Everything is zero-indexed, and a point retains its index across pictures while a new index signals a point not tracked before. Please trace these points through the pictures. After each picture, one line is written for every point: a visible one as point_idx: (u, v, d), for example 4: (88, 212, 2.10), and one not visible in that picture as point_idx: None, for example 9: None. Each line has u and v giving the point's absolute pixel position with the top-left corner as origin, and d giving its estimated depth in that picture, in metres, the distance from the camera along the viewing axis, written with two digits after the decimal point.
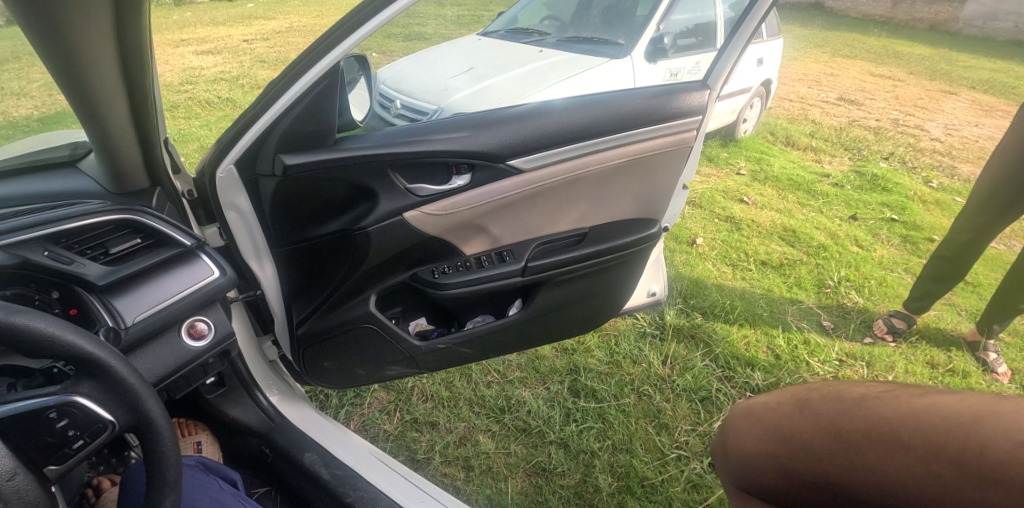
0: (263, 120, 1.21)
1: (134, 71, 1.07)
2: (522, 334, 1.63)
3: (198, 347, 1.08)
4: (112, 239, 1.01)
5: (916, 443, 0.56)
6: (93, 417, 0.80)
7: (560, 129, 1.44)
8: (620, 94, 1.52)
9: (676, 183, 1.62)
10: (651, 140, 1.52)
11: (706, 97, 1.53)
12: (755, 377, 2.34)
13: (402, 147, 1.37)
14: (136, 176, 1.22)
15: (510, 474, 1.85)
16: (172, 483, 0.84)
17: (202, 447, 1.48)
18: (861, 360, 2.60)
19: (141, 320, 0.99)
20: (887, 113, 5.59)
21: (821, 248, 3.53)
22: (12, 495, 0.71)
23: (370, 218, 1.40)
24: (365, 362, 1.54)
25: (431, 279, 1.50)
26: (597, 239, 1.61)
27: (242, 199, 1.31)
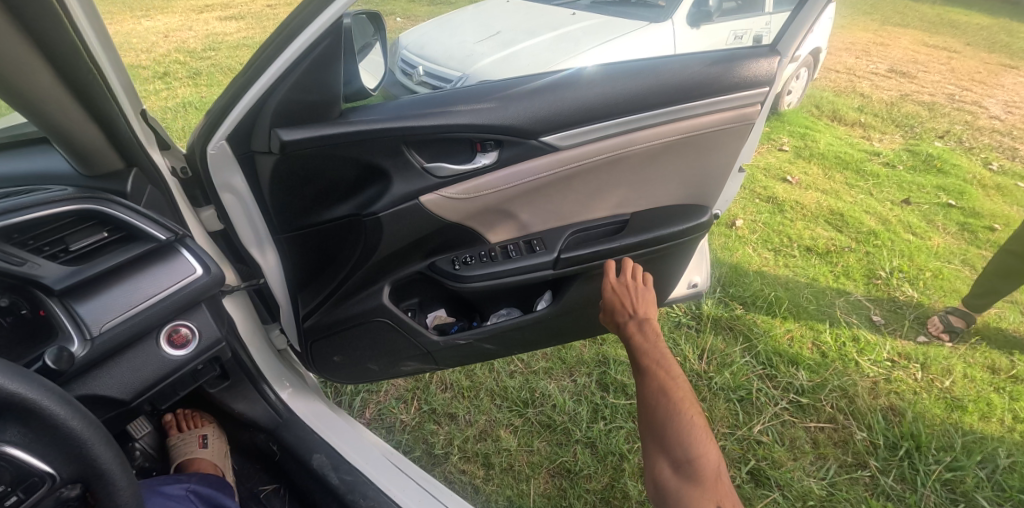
0: (255, 88, 1.06)
1: (42, 28, 0.82)
2: (550, 330, 1.48)
3: (179, 356, 0.97)
4: (72, 234, 0.88)
5: (671, 381, 1.08)
6: (27, 470, 0.67)
7: (601, 102, 1.24)
8: (672, 60, 1.31)
9: (732, 165, 1.43)
10: (708, 115, 1.31)
11: (775, 65, 1.30)
12: (799, 377, 2.15)
13: (418, 120, 1.19)
14: (105, 155, 1.01)
15: (532, 474, 1.73)
16: None
17: (207, 442, 1.40)
18: (915, 362, 2.39)
19: (110, 329, 0.87)
20: (941, 87, 5.18)
21: (871, 234, 3.26)
22: None
23: (383, 201, 1.26)
24: (378, 357, 1.42)
25: (451, 269, 1.36)
26: (640, 230, 1.42)
27: (237, 178, 1.17)
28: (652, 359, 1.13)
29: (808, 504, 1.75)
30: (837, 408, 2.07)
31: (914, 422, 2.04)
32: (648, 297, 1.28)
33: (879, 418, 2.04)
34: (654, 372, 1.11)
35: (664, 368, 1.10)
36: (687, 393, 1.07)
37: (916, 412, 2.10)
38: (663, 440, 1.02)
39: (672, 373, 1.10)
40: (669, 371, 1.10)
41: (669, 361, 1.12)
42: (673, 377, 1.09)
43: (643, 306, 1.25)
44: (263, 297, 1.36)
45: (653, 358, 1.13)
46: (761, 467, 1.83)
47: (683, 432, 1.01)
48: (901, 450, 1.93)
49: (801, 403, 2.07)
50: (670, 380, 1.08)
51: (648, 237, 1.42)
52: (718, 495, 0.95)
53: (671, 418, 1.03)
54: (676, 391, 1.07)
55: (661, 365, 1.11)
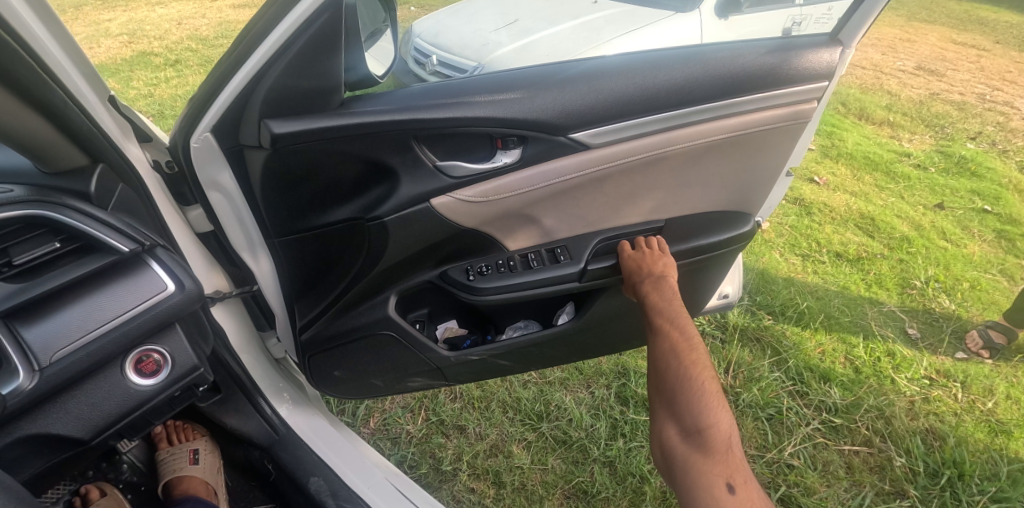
0: (242, 72, 0.95)
1: None
2: (571, 347, 1.36)
3: (147, 386, 0.88)
4: (17, 245, 0.74)
5: (689, 344, 1.05)
6: None
7: (640, 94, 1.11)
8: (718, 48, 1.17)
9: (779, 169, 1.30)
10: (758, 112, 1.18)
11: (836, 57, 1.15)
12: (832, 395, 2.01)
13: (430, 111, 1.07)
14: (61, 149, 0.82)
15: (546, 495, 1.61)
16: None
17: (199, 457, 1.30)
18: (954, 380, 2.24)
19: (62, 358, 0.77)
20: (972, 86, 4.90)
21: (905, 240, 3.09)
22: None
23: (389, 204, 1.16)
24: (382, 372, 1.34)
25: (465, 280, 1.27)
26: (675, 240, 1.30)
27: (225, 175, 1.07)
28: (671, 326, 1.10)
29: None
30: (873, 430, 1.93)
31: (957, 447, 1.89)
32: (669, 265, 1.23)
33: (918, 442, 1.90)
34: (671, 338, 1.07)
35: (682, 332, 1.08)
36: (705, 362, 1.02)
37: (958, 437, 1.95)
38: (675, 400, 0.98)
39: (691, 336, 1.07)
40: (687, 336, 1.07)
41: (688, 325, 1.09)
42: (691, 341, 1.06)
43: (664, 273, 1.21)
44: (261, 304, 1.27)
45: (672, 321, 1.11)
46: (792, 495, 1.72)
47: (699, 391, 0.97)
48: (943, 479, 1.79)
49: (835, 424, 1.93)
50: (688, 343, 1.06)
51: (684, 248, 1.30)
52: (729, 470, 0.87)
53: (684, 385, 0.99)
54: (694, 354, 1.04)
55: (679, 329, 1.09)
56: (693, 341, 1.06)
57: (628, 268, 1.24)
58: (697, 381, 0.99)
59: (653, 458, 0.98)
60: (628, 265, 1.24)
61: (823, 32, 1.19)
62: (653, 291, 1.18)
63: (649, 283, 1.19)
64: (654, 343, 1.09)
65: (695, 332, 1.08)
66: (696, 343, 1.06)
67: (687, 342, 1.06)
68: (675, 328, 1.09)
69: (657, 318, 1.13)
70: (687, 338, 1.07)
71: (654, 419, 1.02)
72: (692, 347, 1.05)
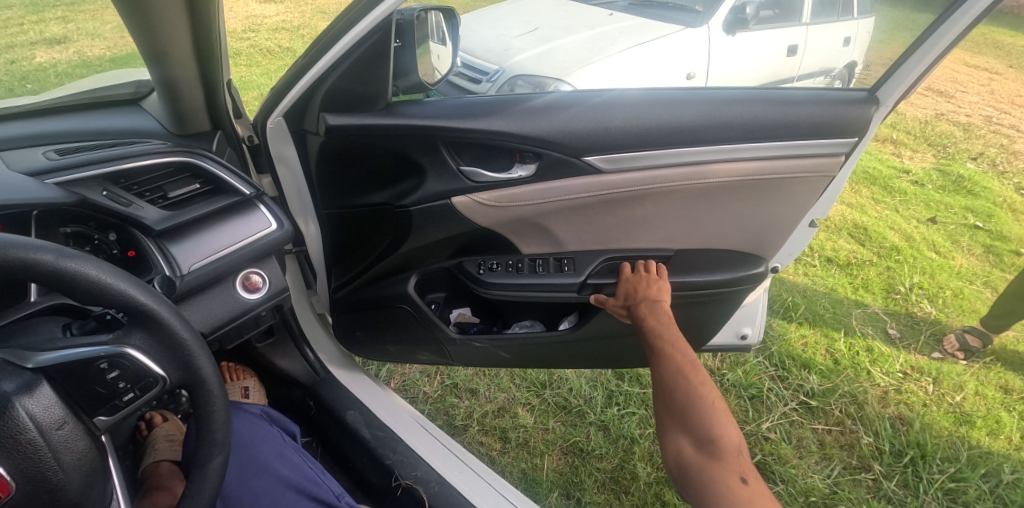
0: (306, 78, 1.18)
1: (200, 11, 1.06)
2: (568, 352, 1.57)
3: (252, 299, 1.07)
4: (170, 183, 1.00)
5: (687, 359, 1.12)
6: (144, 372, 0.66)
7: (645, 128, 1.31)
8: (734, 95, 1.35)
9: (802, 217, 1.45)
10: (782, 161, 1.36)
11: (869, 112, 1.31)
12: (810, 381, 2.22)
13: (465, 122, 1.29)
14: (197, 117, 1.21)
15: (546, 450, 1.82)
16: (222, 444, 0.72)
17: (249, 393, 1.52)
18: (927, 376, 2.41)
19: (197, 269, 0.97)
20: (987, 105, 4.27)
21: (894, 250, 3.25)
22: (61, 447, 0.62)
23: (415, 196, 1.38)
24: (397, 341, 1.56)
25: (476, 273, 1.49)
26: (679, 269, 1.48)
27: (289, 151, 1.31)
28: (667, 345, 1.18)
29: (810, 500, 1.83)
30: (845, 412, 2.12)
31: (921, 432, 2.08)
32: (663, 289, 1.39)
33: (886, 425, 2.09)
34: (669, 354, 1.15)
35: (680, 350, 1.15)
36: (701, 372, 1.09)
37: (924, 423, 2.13)
38: (680, 408, 1.02)
39: (688, 352, 1.14)
40: (685, 352, 1.14)
41: (684, 344, 1.17)
42: (687, 355, 1.13)
43: (658, 300, 1.36)
44: (309, 265, 1.52)
45: (669, 342, 1.19)
46: (767, 462, 1.92)
47: (700, 397, 1.02)
48: (907, 458, 1.98)
49: (811, 406, 2.14)
50: (686, 357, 1.13)
51: (687, 276, 1.48)
52: (739, 465, 0.92)
53: (687, 392, 1.04)
54: (693, 366, 1.10)
55: (677, 348, 1.17)
56: (691, 355, 1.14)
57: (627, 294, 1.41)
58: (693, 390, 1.05)
59: (664, 467, 1.00)
60: (628, 288, 1.42)
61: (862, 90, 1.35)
62: (652, 320, 1.28)
63: (646, 309, 1.33)
64: (653, 365, 1.16)
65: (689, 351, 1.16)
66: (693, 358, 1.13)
67: (685, 357, 1.13)
68: (674, 348, 1.17)
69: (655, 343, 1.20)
70: (685, 354, 1.14)
71: (661, 430, 1.05)
72: (690, 359, 1.12)
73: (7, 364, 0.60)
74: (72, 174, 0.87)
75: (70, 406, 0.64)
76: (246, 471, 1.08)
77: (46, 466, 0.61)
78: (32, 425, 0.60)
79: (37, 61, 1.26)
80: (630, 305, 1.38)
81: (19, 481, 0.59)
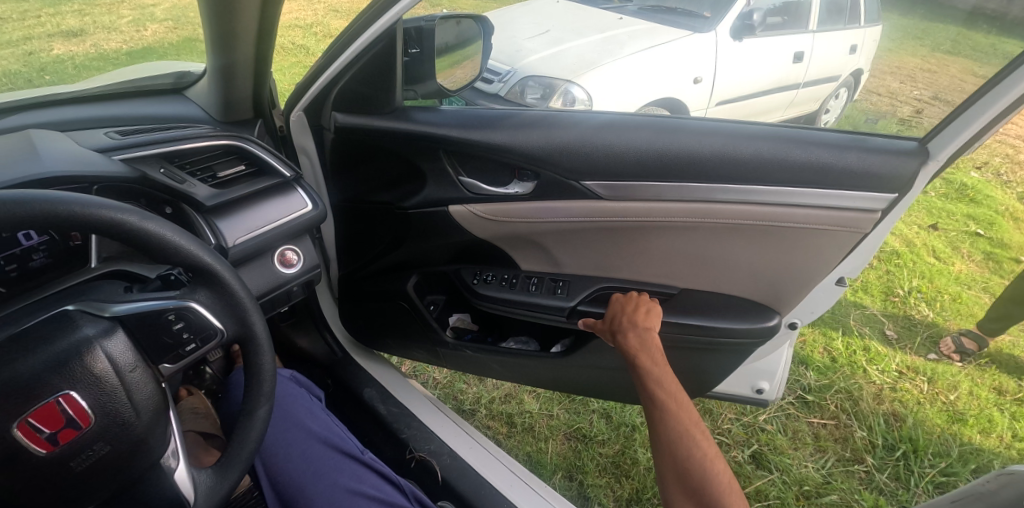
0: (323, 76, 1.34)
1: (268, 23, 1.20)
2: (563, 375, 1.59)
3: (287, 274, 1.23)
4: (219, 165, 1.15)
5: (686, 410, 1.00)
6: (205, 325, 0.83)
7: (641, 162, 1.34)
8: (753, 130, 1.31)
9: (828, 273, 1.33)
10: (805, 209, 1.27)
11: (914, 166, 1.18)
12: (807, 376, 2.31)
13: (466, 137, 1.41)
14: (242, 106, 1.34)
15: (551, 435, 1.89)
16: (268, 395, 0.89)
17: None
18: (922, 375, 2.45)
19: (241, 242, 1.11)
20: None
21: (894, 255, 3.26)
22: (134, 387, 0.81)
23: (416, 200, 1.51)
24: (395, 335, 1.69)
25: (471, 283, 1.59)
26: (682, 310, 1.43)
27: (309, 143, 1.47)
28: (662, 391, 1.05)
29: (802, 489, 1.91)
30: (840, 408, 2.20)
31: (914, 427, 2.14)
32: (654, 316, 1.33)
33: (880, 421, 2.16)
34: (668, 408, 1.00)
35: (675, 397, 1.02)
36: (707, 437, 0.96)
37: (916, 419, 2.19)
38: (684, 479, 0.91)
39: (686, 401, 1.02)
40: (682, 400, 1.01)
41: (680, 388, 1.05)
42: (686, 405, 1.01)
43: (648, 330, 1.27)
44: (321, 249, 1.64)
45: (662, 387, 1.06)
46: (763, 452, 2.01)
47: (706, 465, 0.91)
48: (899, 452, 2.04)
49: (807, 400, 2.22)
50: (684, 408, 1.00)
51: (688, 317, 1.43)
52: None
53: (691, 460, 0.92)
54: (693, 420, 0.98)
55: (672, 393, 1.03)
56: (689, 404, 1.01)
57: (618, 325, 1.32)
58: (702, 461, 0.92)
59: None
60: (618, 313, 1.36)
61: (911, 141, 1.22)
62: (644, 357, 1.16)
63: (635, 343, 1.23)
64: (648, 416, 1.03)
65: (686, 397, 1.03)
66: (690, 406, 1.01)
67: (681, 407, 1.00)
68: (669, 393, 1.03)
69: (648, 388, 1.07)
70: (681, 402, 1.01)
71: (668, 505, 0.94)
72: (689, 410, 1.00)
73: (89, 313, 0.78)
74: (136, 152, 1.02)
75: (141, 357, 0.81)
76: (281, 425, 1.16)
77: (122, 402, 0.79)
78: (113, 368, 0.78)
79: (54, 53, 1.27)
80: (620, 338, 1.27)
81: (98, 414, 0.77)
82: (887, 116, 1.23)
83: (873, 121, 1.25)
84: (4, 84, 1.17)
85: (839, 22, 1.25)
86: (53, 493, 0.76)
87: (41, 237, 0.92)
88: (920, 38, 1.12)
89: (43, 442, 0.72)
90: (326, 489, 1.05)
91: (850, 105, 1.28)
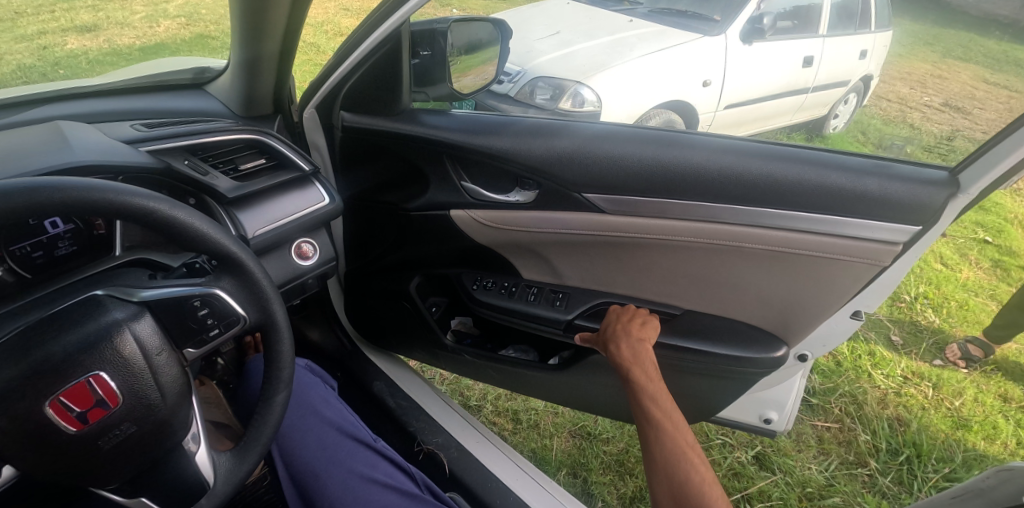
0: (330, 79, 1.41)
1: (295, 23, 1.27)
2: (560, 389, 1.60)
3: (304, 265, 1.29)
4: (240, 158, 1.20)
5: (682, 433, 0.99)
6: (228, 311, 0.88)
7: (642, 179, 1.36)
8: (771, 151, 1.31)
9: (843, 306, 1.30)
10: (817, 238, 1.25)
11: (943, 199, 1.14)
12: (811, 379, 2.32)
13: (468, 144, 1.47)
14: (263, 103, 1.42)
15: (555, 432, 1.91)
16: (286, 382, 0.94)
17: None
18: (927, 381, 2.36)
19: (260, 234, 1.18)
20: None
21: None
22: (160, 369, 0.86)
23: (419, 202, 1.57)
24: (397, 334, 1.73)
25: (470, 287, 1.63)
26: (687, 332, 1.43)
27: (320, 139, 1.54)
28: (659, 412, 1.04)
29: (805, 491, 1.92)
30: (845, 411, 2.21)
31: (918, 432, 2.13)
32: (649, 332, 1.34)
33: (884, 425, 2.16)
34: (666, 430, 1.00)
35: (673, 419, 1.02)
36: (703, 461, 0.95)
37: (921, 424, 2.17)
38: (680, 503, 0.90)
39: (683, 424, 1.01)
40: (680, 423, 1.01)
41: (678, 412, 1.04)
42: (682, 428, 1.00)
43: (643, 345, 1.27)
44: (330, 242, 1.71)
45: (659, 408, 1.05)
46: (766, 454, 2.03)
47: (703, 489, 0.89)
48: (902, 456, 2.05)
49: (811, 403, 2.23)
50: (681, 431, 1.00)
51: (694, 342, 1.42)
52: None
53: (688, 484, 0.91)
54: (690, 444, 0.98)
55: (670, 415, 1.03)
56: (687, 428, 1.01)
57: (614, 340, 1.32)
58: (699, 485, 0.91)
59: None
60: (614, 327, 1.37)
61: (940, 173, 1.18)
62: (641, 377, 1.16)
63: (631, 359, 1.24)
64: (643, 437, 1.03)
65: (682, 420, 1.03)
66: (687, 431, 1.00)
67: (678, 430, 1.00)
68: (666, 416, 1.03)
69: (645, 408, 1.07)
70: (678, 425, 1.01)
71: None
72: (685, 435, 0.99)
73: (118, 298, 0.84)
74: (159, 143, 1.08)
75: (167, 342, 0.87)
76: (296, 413, 1.19)
77: (148, 383, 0.84)
78: (140, 350, 0.83)
79: (68, 47, 1.29)
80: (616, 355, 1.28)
81: (125, 395, 0.82)
82: (914, 143, 1.19)
83: (897, 147, 1.22)
84: (19, 77, 1.21)
85: (848, 27, 1.18)
86: (81, 469, 0.81)
87: (67, 225, 0.95)
88: (931, 43, 1.06)
89: (74, 421, 0.77)
90: (342, 475, 1.07)
91: (859, 110, 1.23)
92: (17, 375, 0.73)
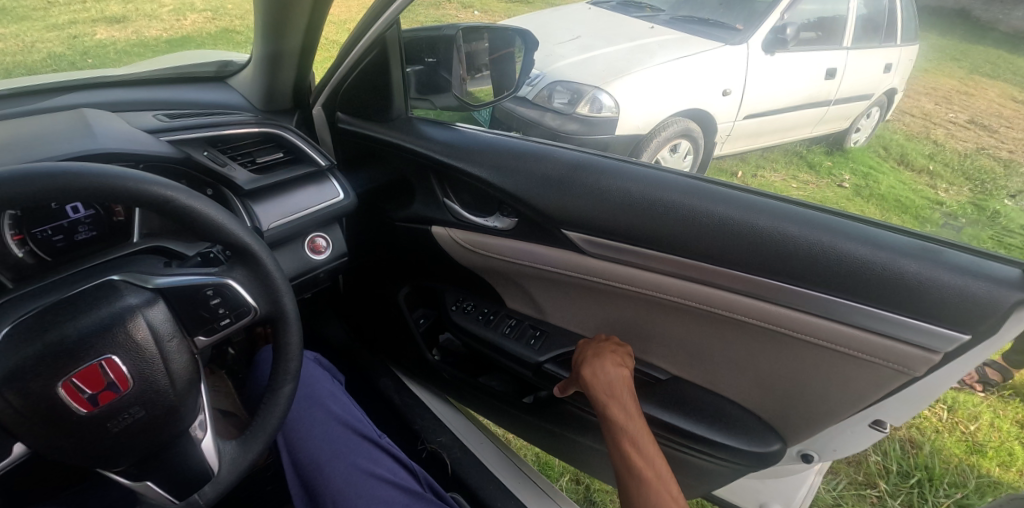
0: (332, 78, 1.55)
1: (312, 23, 1.38)
2: (534, 428, 1.58)
3: (317, 260, 1.31)
4: (258, 152, 1.22)
5: (671, 491, 0.97)
6: (240, 301, 0.90)
7: (629, 227, 1.34)
8: (794, 214, 1.21)
9: (852, 407, 1.18)
10: (832, 325, 1.13)
11: (1009, 305, 0.96)
12: None
13: (454, 158, 1.53)
14: (281, 97, 1.53)
15: None
16: (293, 374, 0.95)
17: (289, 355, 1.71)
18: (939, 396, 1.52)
19: (275, 227, 1.20)
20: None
21: None
22: (171, 356, 0.88)
23: (405, 214, 1.66)
24: (387, 340, 1.80)
25: (449, 307, 1.67)
26: (666, 402, 1.40)
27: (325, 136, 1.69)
28: (644, 465, 1.02)
29: None
30: None
31: None
32: (625, 357, 1.30)
33: None
34: (652, 485, 0.99)
35: (659, 475, 1.00)
36: None
37: None
38: None
39: (668, 480, 0.99)
40: (667, 481, 0.99)
41: (663, 464, 1.02)
42: (669, 486, 0.98)
43: (620, 373, 1.23)
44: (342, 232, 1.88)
45: (643, 460, 1.03)
46: None
47: None
48: None
49: None
50: (668, 489, 0.97)
51: (673, 417, 1.37)
52: None
53: None
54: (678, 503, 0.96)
55: (656, 470, 1.01)
56: (673, 485, 0.99)
57: (586, 368, 1.27)
58: None
59: None
60: (589, 352, 1.31)
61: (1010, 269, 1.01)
62: (620, 417, 1.13)
63: (607, 392, 1.19)
64: (627, 491, 1.01)
65: (667, 473, 1.01)
66: (671, 486, 0.98)
67: (665, 489, 0.97)
68: (650, 472, 1.01)
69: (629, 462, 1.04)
70: (662, 481, 0.99)
71: None
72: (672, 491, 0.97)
73: (133, 284, 0.86)
74: (178, 133, 1.10)
75: (178, 327, 0.89)
76: (303, 404, 1.20)
77: (158, 368, 0.86)
78: (153, 336, 0.85)
79: (97, 37, 1.30)
80: (590, 385, 1.23)
81: (135, 379, 0.84)
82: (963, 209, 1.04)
83: (955, 229, 1.05)
84: (48, 65, 1.25)
85: (871, 41, 1.07)
86: (94, 453, 0.83)
87: (87, 211, 0.98)
88: (957, 58, 0.95)
89: (84, 402, 0.79)
90: (345, 469, 1.07)
91: (881, 125, 1.11)
92: (33, 354, 0.75)
